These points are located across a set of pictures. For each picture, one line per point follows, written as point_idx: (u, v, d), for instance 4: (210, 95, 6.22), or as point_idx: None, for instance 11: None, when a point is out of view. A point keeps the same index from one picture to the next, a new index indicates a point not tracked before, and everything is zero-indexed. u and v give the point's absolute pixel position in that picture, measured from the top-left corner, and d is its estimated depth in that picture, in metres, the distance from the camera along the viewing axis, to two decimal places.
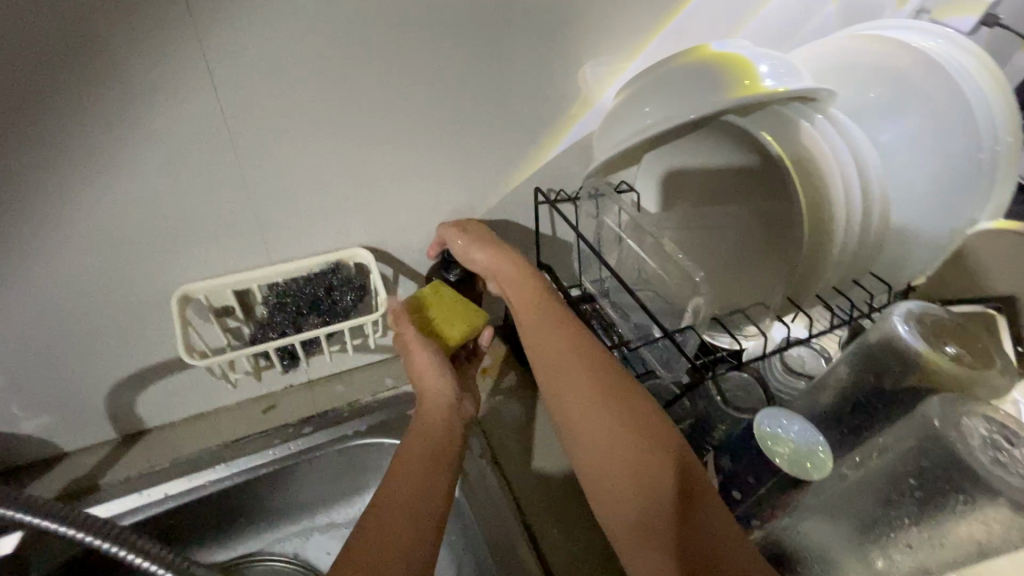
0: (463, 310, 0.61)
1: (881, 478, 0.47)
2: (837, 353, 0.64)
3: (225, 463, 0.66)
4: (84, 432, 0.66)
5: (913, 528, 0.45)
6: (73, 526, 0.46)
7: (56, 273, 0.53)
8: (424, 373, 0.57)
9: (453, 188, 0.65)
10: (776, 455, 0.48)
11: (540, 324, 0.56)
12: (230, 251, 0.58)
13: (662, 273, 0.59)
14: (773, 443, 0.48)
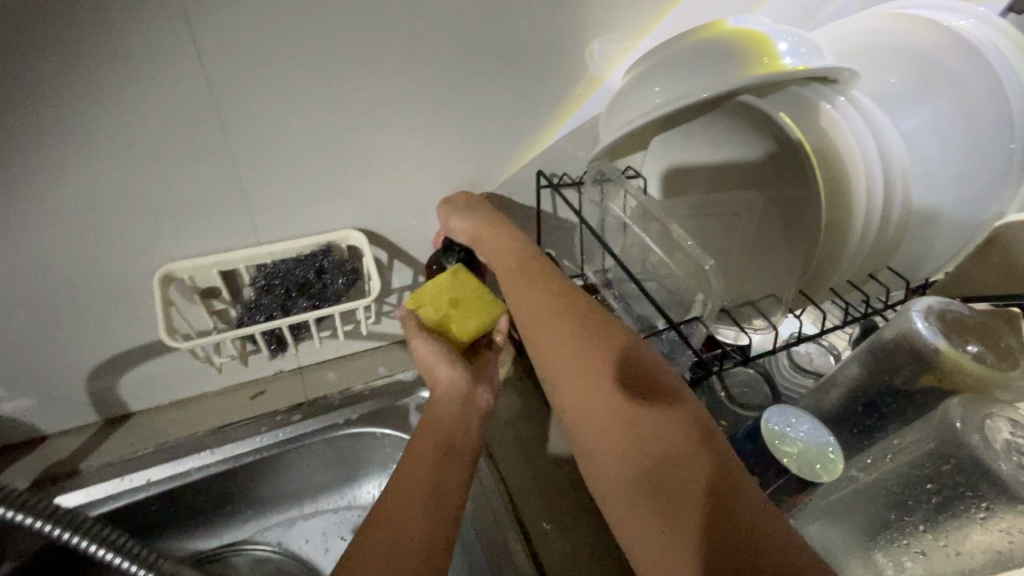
0: (483, 299, 0.59)
1: (894, 481, 0.45)
2: (846, 350, 0.62)
3: (210, 450, 0.64)
4: (65, 414, 0.64)
5: (927, 535, 0.43)
6: (42, 520, 0.46)
7: (31, 249, 0.50)
8: (435, 367, 0.55)
9: (453, 169, 0.62)
10: (784, 455, 0.45)
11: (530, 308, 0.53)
12: (216, 229, 0.56)
13: (669, 262, 0.56)
14: (781, 442, 0.46)
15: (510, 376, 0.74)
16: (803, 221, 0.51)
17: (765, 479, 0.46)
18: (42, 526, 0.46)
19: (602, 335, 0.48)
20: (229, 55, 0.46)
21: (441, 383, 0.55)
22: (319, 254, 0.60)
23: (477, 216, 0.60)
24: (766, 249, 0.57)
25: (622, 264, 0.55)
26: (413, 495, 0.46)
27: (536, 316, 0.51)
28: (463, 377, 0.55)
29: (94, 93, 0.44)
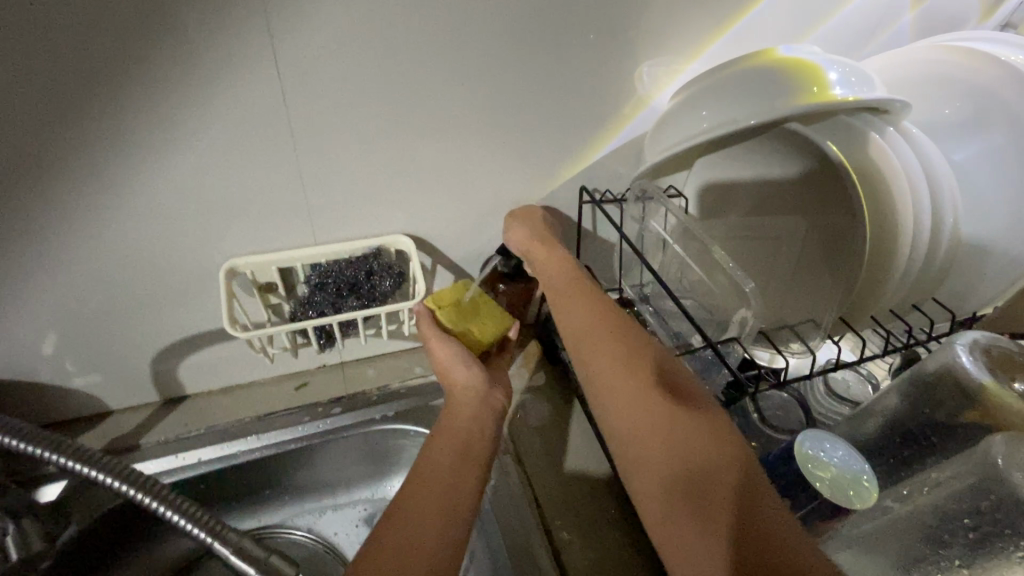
0: (494, 312, 0.63)
1: (929, 515, 0.45)
2: (885, 380, 0.61)
3: (257, 435, 0.68)
4: (130, 392, 0.69)
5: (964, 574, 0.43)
6: (113, 476, 0.52)
7: (116, 237, 0.55)
8: (455, 368, 0.58)
9: (499, 182, 0.64)
10: (816, 479, 0.46)
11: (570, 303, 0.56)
12: (278, 229, 0.60)
13: (709, 281, 0.57)
14: (814, 466, 0.46)
15: (541, 384, 0.76)
16: (846, 250, 0.52)
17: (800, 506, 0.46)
18: (117, 484, 0.51)
19: (629, 339, 0.51)
20: (303, 68, 0.50)
21: (465, 384, 0.58)
22: (370, 256, 0.63)
23: (535, 225, 0.64)
24: (809, 274, 0.57)
25: (661, 279, 0.55)
26: (434, 480, 0.50)
27: (575, 315, 0.55)
28: (481, 376, 0.58)
29: (182, 97, 0.49)
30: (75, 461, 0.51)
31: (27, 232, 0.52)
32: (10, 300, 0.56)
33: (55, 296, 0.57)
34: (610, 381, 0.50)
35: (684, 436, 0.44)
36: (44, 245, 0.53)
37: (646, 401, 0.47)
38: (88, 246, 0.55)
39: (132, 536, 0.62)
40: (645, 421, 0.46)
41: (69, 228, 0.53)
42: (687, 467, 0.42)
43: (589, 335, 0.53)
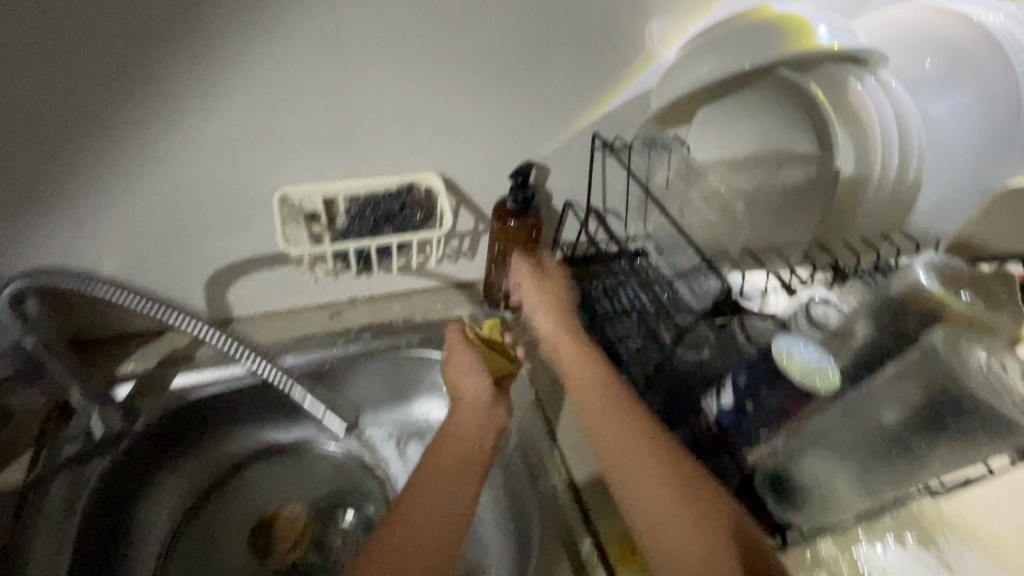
0: (502, 355, 0.68)
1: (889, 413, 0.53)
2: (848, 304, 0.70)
3: (295, 353, 0.76)
4: (182, 313, 0.75)
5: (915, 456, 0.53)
6: (228, 336, 0.65)
7: (182, 161, 0.62)
8: (466, 374, 0.64)
9: (522, 126, 0.71)
10: (787, 368, 0.51)
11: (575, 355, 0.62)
12: (323, 162, 0.66)
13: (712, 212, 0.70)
14: (787, 358, 0.52)
15: None
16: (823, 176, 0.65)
17: (757, 405, 0.54)
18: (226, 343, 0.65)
19: (616, 378, 0.58)
20: (353, 8, 0.57)
21: (472, 391, 0.63)
22: (405, 190, 0.69)
23: (537, 276, 0.71)
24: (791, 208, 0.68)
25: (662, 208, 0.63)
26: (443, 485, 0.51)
27: (572, 355, 0.62)
28: (488, 384, 0.63)
29: (249, 29, 0.56)
30: (197, 321, 0.63)
31: (113, 161, 0.61)
32: (92, 222, 0.64)
33: (130, 220, 0.65)
34: (590, 407, 0.55)
35: (654, 459, 0.49)
36: (125, 172, 0.62)
37: (619, 418, 0.53)
38: (162, 175, 0.63)
39: (182, 430, 0.71)
40: (624, 437, 0.51)
41: (144, 148, 0.61)
42: (662, 492, 0.47)
43: (585, 360, 0.60)
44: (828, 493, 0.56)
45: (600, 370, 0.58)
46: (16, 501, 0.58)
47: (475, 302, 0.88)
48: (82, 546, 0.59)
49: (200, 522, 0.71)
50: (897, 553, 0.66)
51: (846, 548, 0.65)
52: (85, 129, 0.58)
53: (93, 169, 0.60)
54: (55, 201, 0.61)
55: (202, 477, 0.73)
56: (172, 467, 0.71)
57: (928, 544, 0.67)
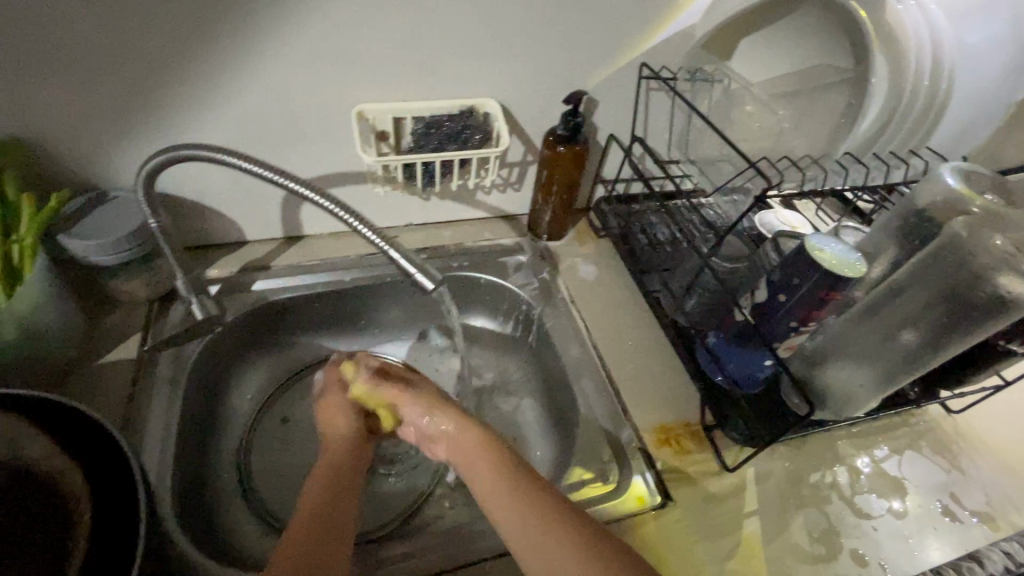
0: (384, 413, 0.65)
1: (908, 313, 0.59)
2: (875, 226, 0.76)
3: (359, 268, 0.83)
4: (258, 229, 0.82)
5: (928, 351, 0.59)
6: (360, 220, 0.60)
7: (266, 83, 0.67)
8: (334, 424, 0.64)
9: (576, 56, 0.75)
10: (818, 257, 0.57)
11: (461, 445, 0.58)
12: (394, 85, 0.72)
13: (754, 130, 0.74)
14: (818, 250, 0.58)
15: (591, 252, 0.92)
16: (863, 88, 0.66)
17: (789, 296, 0.60)
18: (356, 225, 0.60)
19: (505, 461, 0.54)
20: None
21: (344, 452, 0.60)
22: (466, 113, 0.75)
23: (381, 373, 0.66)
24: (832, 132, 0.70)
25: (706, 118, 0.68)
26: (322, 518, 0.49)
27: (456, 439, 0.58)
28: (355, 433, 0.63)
29: None
30: (337, 206, 0.59)
31: (208, 80, 0.65)
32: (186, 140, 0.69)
33: (220, 139, 0.71)
34: (486, 481, 0.53)
35: (556, 528, 0.49)
36: (217, 91, 0.66)
37: (510, 493, 0.52)
38: (244, 95, 0.68)
39: (257, 332, 0.80)
40: (516, 522, 0.50)
41: (232, 70, 0.65)
42: (554, 549, 0.47)
43: (475, 457, 0.56)
44: (840, 390, 0.64)
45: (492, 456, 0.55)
46: (132, 370, 0.67)
47: (520, 232, 0.94)
48: (188, 414, 0.68)
49: (277, 411, 0.80)
50: (907, 454, 0.73)
51: (861, 448, 0.72)
52: (184, 46, 0.61)
53: (190, 87, 0.65)
54: (156, 118, 0.66)
55: (277, 375, 0.83)
56: (251, 362, 0.81)
57: (935, 447, 0.74)
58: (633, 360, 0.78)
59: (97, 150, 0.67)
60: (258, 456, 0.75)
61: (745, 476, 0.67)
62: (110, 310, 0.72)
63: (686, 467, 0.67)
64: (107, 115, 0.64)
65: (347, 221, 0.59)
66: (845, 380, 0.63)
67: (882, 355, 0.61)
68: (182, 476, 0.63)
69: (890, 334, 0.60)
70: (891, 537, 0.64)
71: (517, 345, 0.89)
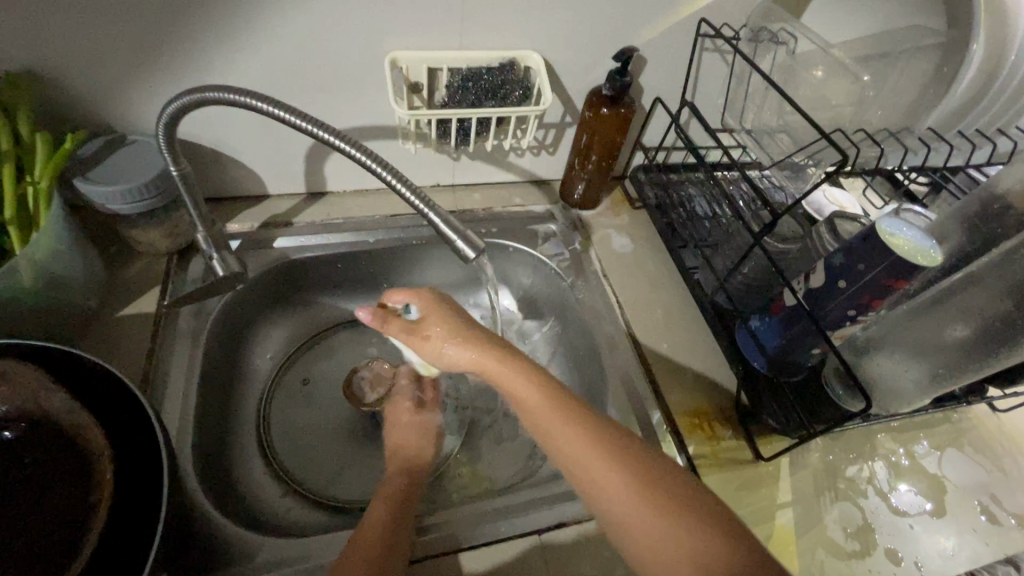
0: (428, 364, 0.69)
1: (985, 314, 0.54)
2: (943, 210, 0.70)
3: (385, 229, 0.80)
4: (281, 182, 0.79)
5: (1004, 357, 0.54)
6: (392, 175, 0.56)
7: (295, 21, 0.62)
8: (409, 429, 0.70)
9: (631, 8, 0.69)
10: (893, 243, 0.53)
11: (501, 372, 0.56)
12: (431, 32, 0.66)
13: (819, 98, 0.68)
14: (891, 235, 0.53)
15: (626, 224, 0.87)
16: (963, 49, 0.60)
17: (850, 283, 0.56)
18: (385, 175, 0.56)
19: (549, 390, 0.54)
20: None
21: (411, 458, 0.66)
22: (506, 66, 0.69)
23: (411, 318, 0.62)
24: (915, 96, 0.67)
25: (772, 81, 0.63)
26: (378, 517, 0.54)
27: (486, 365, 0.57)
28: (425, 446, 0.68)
29: None
30: (370, 159, 0.55)
31: (233, 15, 0.60)
32: (208, 81, 0.65)
33: (242, 81, 0.66)
34: (528, 410, 0.54)
35: (604, 460, 0.50)
36: (243, 29, 0.61)
37: (562, 426, 0.52)
38: (271, 35, 0.62)
39: (278, 289, 0.77)
40: (569, 446, 0.51)
41: (260, 5, 0.60)
42: (607, 479, 0.49)
43: (517, 385, 0.55)
44: (891, 389, 0.61)
45: (537, 387, 0.54)
46: (151, 325, 0.65)
47: (552, 199, 0.89)
48: (209, 372, 0.66)
49: (296, 373, 0.79)
50: (948, 451, 0.70)
51: (900, 443, 0.69)
52: None
53: (211, 21, 0.60)
54: (175, 54, 0.61)
55: (297, 335, 0.81)
56: (273, 321, 0.79)
57: (978, 447, 0.71)
58: (666, 340, 0.75)
59: (114, 88, 0.62)
60: (278, 417, 0.74)
61: (780, 466, 0.65)
62: (128, 261, 0.69)
63: (719, 454, 0.65)
64: (125, 51, 0.60)
65: (383, 176, 0.56)
66: (897, 379, 0.60)
67: (945, 358, 0.57)
68: (203, 433, 0.62)
69: (939, 329, 0.57)
70: (927, 535, 0.62)
71: (542, 317, 0.86)
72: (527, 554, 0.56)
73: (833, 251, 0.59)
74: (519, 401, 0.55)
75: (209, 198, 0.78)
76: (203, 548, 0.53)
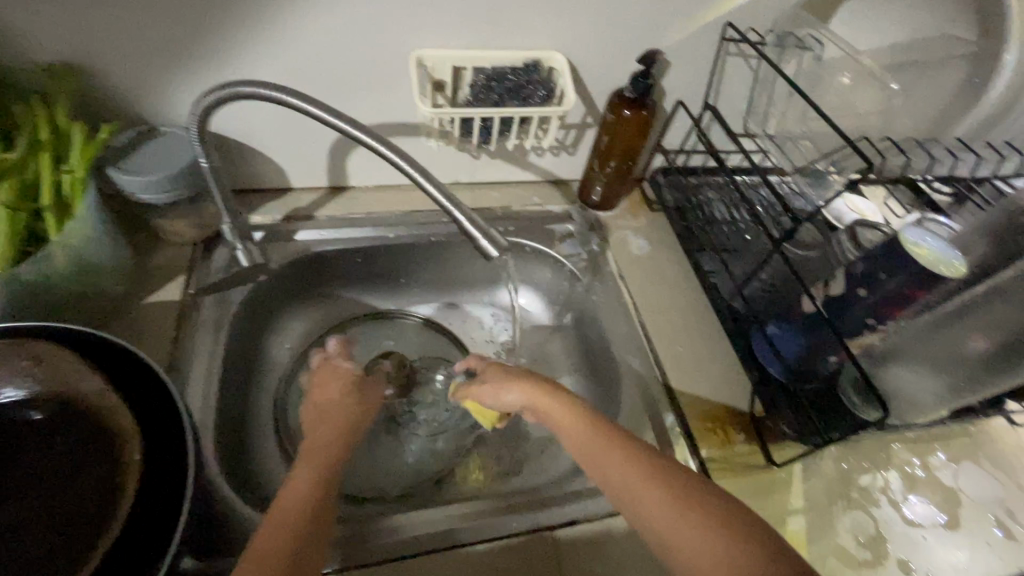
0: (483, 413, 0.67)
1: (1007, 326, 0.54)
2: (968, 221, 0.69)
3: (406, 225, 0.81)
4: (306, 176, 0.80)
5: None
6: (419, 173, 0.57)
7: (327, 18, 0.63)
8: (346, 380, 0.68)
9: (657, 11, 0.69)
10: (915, 253, 0.53)
11: (548, 404, 0.58)
12: (458, 32, 0.67)
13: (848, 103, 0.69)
14: (913, 245, 0.54)
15: (643, 226, 0.87)
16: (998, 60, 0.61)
17: (872, 292, 0.56)
18: (411, 173, 0.57)
19: (593, 419, 0.55)
20: None
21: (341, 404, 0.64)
22: (531, 67, 0.70)
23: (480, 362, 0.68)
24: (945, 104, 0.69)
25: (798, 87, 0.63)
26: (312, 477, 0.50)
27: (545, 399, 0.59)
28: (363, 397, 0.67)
29: None
30: (398, 157, 0.56)
31: (266, 12, 0.61)
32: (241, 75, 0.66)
33: (272, 76, 0.67)
34: (569, 436, 0.55)
35: (643, 478, 0.49)
36: (274, 25, 0.62)
37: (602, 450, 0.52)
38: (302, 32, 0.64)
39: (300, 281, 0.78)
40: (611, 469, 0.51)
41: (294, 3, 0.61)
42: (644, 495, 0.48)
43: (563, 415, 0.57)
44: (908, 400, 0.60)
45: (581, 416, 0.56)
46: (175, 313, 0.66)
47: (570, 199, 0.89)
48: (230, 360, 0.68)
49: (315, 365, 0.80)
50: (964, 464, 0.69)
51: (916, 454, 0.69)
52: None
53: (244, 16, 0.61)
54: (208, 49, 0.63)
55: (315, 328, 0.82)
56: (293, 313, 0.80)
57: (995, 461, 0.70)
58: (681, 343, 0.75)
59: (145, 80, 0.64)
60: (296, 406, 0.76)
61: (793, 473, 0.65)
62: (154, 249, 0.71)
63: (732, 459, 0.65)
64: (160, 45, 0.61)
65: (421, 185, 0.57)
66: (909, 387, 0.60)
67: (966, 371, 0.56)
68: (223, 421, 0.64)
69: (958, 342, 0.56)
70: (940, 547, 0.62)
71: (557, 316, 0.86)
72: (538, 551, 0.57)
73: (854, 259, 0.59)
74: (563, 428, 0.56)
75: (236, 189, 0.79)
76: (223, 532, 0.54)
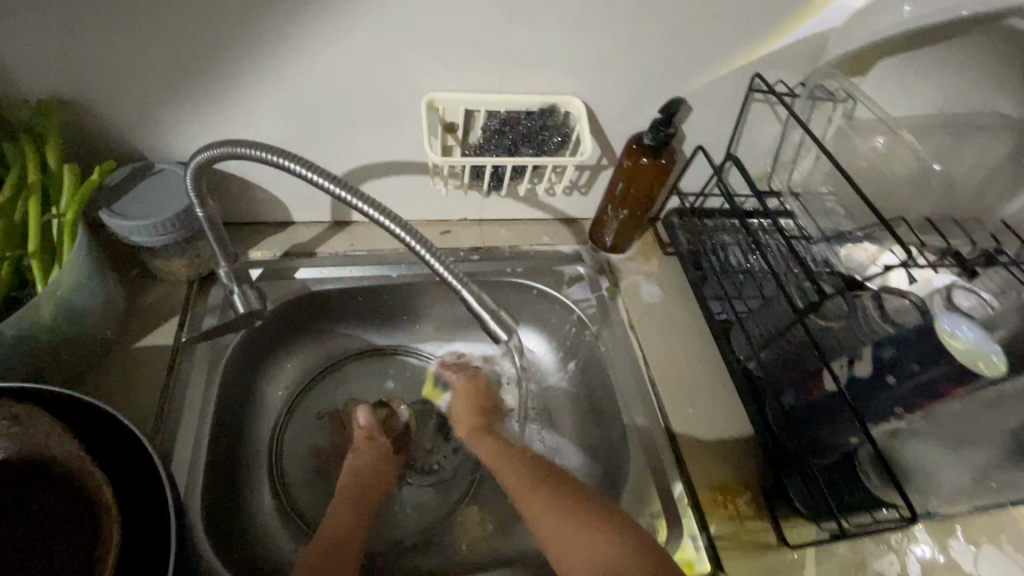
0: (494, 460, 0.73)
1: None
2: None
3: (410, 264, 0.78)
4: (309, 210, 0.77)
5: None
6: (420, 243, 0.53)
7: (336, 59, 0.60)
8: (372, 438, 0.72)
9: (682, 59, 0.66)
10: (952, 347, 0.50)
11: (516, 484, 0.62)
12: (472, 75, 0.64)
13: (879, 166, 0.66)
14: (950, 337, 0.51)
15: (656, 271, 0.84)
16: None
17: (900, 379, 0.53)
18: (411, 242, 0.53)
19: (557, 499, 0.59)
20: None
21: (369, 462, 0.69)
22: (546, 112, 0.67)
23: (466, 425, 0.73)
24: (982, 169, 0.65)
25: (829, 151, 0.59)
26: (337, 532, 0.59)
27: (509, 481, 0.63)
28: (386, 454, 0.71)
29: None
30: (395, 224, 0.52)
31: (273, 53, 0.58)
32: (244, 113, 0.63)
33: (276, 115, 0.64)
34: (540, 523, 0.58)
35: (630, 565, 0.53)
36: (281, 64, 0.60)
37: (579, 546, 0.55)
38: (310, 72, 0.61)
39: (297, 320, 0.76)
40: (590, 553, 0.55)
41: (302, 44, 0.58)
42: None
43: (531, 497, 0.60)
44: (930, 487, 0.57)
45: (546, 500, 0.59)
46: (168, 358, 0.64)
47: (581, 239, 0.86)
48: (223, 407, 0.65)
49: (309, 407, 0.77)
50: (985, 547, 0.66)
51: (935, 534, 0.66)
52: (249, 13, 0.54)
53: (250, 55, 0.58)
54: (210, 88, 0.60)
55: (312, 367, 0.79)
56: (289, 352, 0.77)
57: (1017, 543, 0.67)
58: (692, 403, 0.71)
59: (144, 117, 0.61)
60: (289, 451, 0.73)
61: (805, 553, 0.62)
62: (147, 286, 0.68)
63: (742, 536, 0.62)
64: (161, 83, 0.58)
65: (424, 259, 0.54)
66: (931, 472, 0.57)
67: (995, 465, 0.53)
68: (214, 475, 0.61)
69: None
70: None
71: (562, 362, 0.83)
72: None
73: (882, 339, 0.56)
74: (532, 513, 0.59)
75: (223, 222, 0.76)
76: None
